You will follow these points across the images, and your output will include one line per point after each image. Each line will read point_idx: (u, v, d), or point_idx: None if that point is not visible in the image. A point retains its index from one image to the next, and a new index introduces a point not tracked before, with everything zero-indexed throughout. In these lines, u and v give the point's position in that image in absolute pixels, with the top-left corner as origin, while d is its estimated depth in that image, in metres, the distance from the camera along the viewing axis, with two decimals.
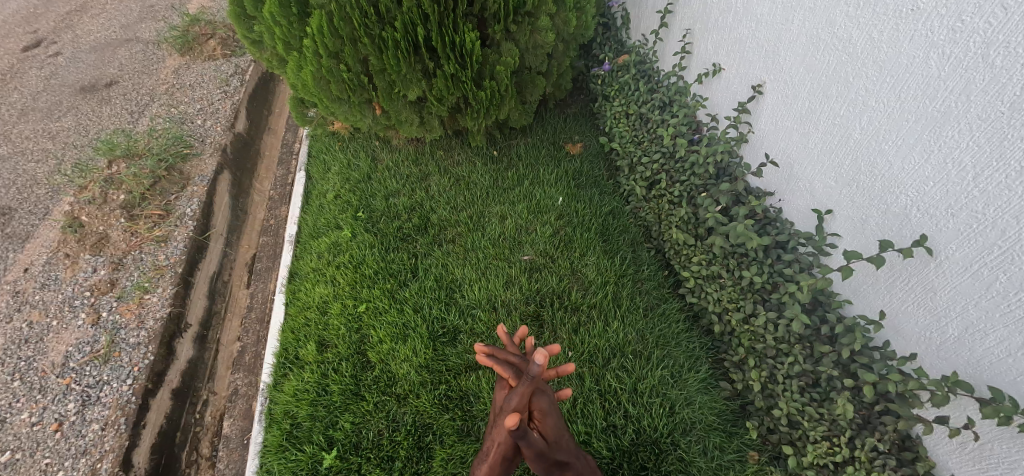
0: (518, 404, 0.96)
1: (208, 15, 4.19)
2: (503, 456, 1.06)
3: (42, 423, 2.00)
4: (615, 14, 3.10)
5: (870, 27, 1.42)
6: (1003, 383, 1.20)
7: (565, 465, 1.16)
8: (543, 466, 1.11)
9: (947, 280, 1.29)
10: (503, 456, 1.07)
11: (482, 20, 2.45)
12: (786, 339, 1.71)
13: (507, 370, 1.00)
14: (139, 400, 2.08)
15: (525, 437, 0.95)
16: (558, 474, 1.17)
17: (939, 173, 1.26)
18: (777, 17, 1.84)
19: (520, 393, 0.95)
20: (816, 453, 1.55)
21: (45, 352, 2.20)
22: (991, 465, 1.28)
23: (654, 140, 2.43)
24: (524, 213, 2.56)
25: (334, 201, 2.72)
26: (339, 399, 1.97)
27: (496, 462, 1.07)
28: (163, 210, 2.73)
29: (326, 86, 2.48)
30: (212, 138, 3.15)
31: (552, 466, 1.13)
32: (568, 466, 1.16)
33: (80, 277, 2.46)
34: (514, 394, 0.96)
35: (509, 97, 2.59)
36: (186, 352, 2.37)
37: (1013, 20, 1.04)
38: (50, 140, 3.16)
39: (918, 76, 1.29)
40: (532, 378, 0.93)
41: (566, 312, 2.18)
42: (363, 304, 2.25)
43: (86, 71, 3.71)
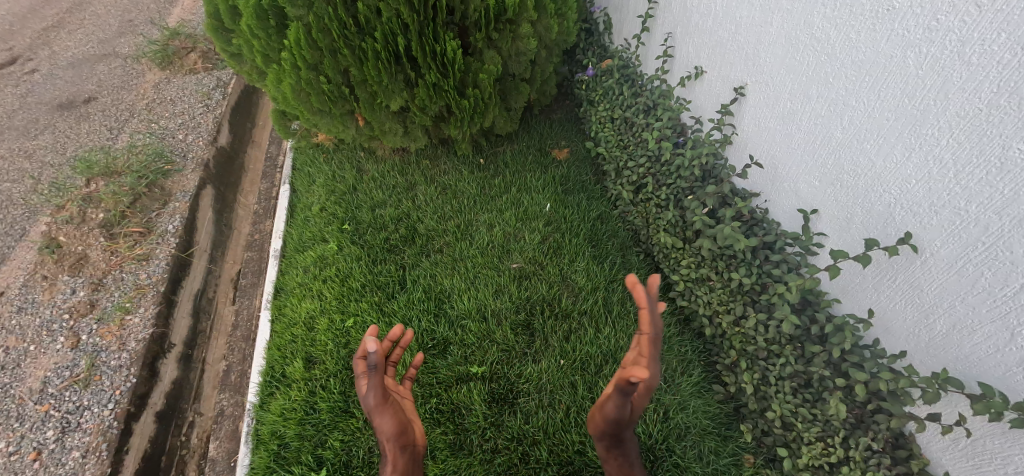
0: (377, 395, 1.32)
1: (188, 28, 4.13)
2: (398, 443, 1.35)
3: (20, 453, 1.92)
4: (596, 19, 3.12)
5: (847, 27, 1.43)
6: (993, 378, 1.20)
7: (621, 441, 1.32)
8: (606, 428, 1.28)
9: (933, 277, 1.29)
10: (401, 447, 1.36)
11: (463, 29, 2.44)
12: (777, 340, 1.70)
13: (648, 329, 1.05)
14: (121, 424, 2.02)
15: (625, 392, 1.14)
16: (607, 448, 1.34)
17: (921, 170, 1.26)
18: (756, 20, 1.85)
19: (375, 385, 1.31)
20: (811, 454, 1.54)
21: (22, 379, 2.13)
22: (984, 461, 1.27)
23: (639, 144, 2.43)
24: (512, 221, 2.54)
25: (319, 213, 2.68)
26: (327, 417, 1.93)
27: (395, 452, 1.35)
28: (144, 228, 2.67)
29: (307, 98, 2.45)
30: (195, 153, 3.10)
31: (610, 437, 1.31)
32: (624, 446, 1.33)
33: (58, 299, 2.38)
34: (371, 389, 1.31)
35: (493, 104, 2.58)
36: (170, 373, 2.31)
37: (988, 18, 1.05)
38: (27, 159, 3.08)
39: (896, 74, 1.29)
40: (376, 367, 1.29)
41: (557, 320, 2.16)
42: (351, 318, 2.21)
43: (63, 88, 3.63)
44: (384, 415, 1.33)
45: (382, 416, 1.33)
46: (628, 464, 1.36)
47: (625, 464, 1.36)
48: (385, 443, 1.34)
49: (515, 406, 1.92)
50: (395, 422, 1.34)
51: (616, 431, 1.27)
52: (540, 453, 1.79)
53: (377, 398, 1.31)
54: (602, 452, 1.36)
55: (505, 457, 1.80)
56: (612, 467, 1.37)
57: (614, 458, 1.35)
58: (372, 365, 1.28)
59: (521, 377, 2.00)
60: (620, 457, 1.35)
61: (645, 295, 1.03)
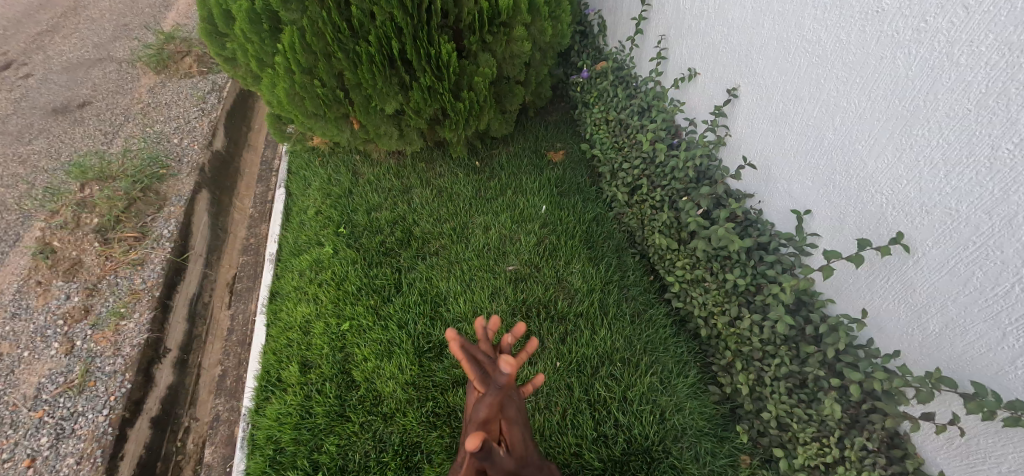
0: (504, 409, 0.96)
1: (183, 32, 4.13)
2: (496, 463, 1.01)
3: (13, 460, 1.91)
4: (590, 21, 3.13)
5: (837, 29, 1.44)
6: (985, 377, 1.20)
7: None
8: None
9: (925, 276, 1.29)
10: (474, 470, 0.89)
11: (457, 32, 2.45)
12: (772, 341, 1.71)
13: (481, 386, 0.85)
14: (116, 430, 2.01)
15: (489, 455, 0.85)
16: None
17: (911, 171, 1.27)
18: (748, 22, 1.86)
19: (510, 397, 0.95)
20: (807, 454, 1.55)
21: (15, 385, 2.11)
22: (977, 461, 1.28)
23: (634, 146, 2.43)
24: (507, 223, 2.54)
25: (314, 217, 2.68)
26: (323, 422, 1.92)
27: (482, 471, 1.00)
28: (139, 233, 2.66)
29: (302, 101, 2.44)
30: (190, 157, 3.09)
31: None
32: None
33: (52, 305, 2.37)
34: (506, 401, 0.96)
35: (488, 107, 2.59)
36: (166, 378, 2.30)
37: (975, 20, 1.06)
38: (20, 165, 3.07)
39: (886, 75, 1.30)
40: (514, 379, 0.94)
41: (553, 322, 2.16)
42: (346, 322, 2.20)
43: (58, 93, 3.62)
44: (515, 427, 1.00)
45: (476, 433, 0.88)
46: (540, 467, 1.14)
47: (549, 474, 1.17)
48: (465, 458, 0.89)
49: None
50: (481, 457, 0.86)
51: (519, 470, 1.03)
52: None
53: (510, 411, 0.97)
54: None
55: None
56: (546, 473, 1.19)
57: None
58: (510, 376, 0.92)
59: (517, 380, 1.99)
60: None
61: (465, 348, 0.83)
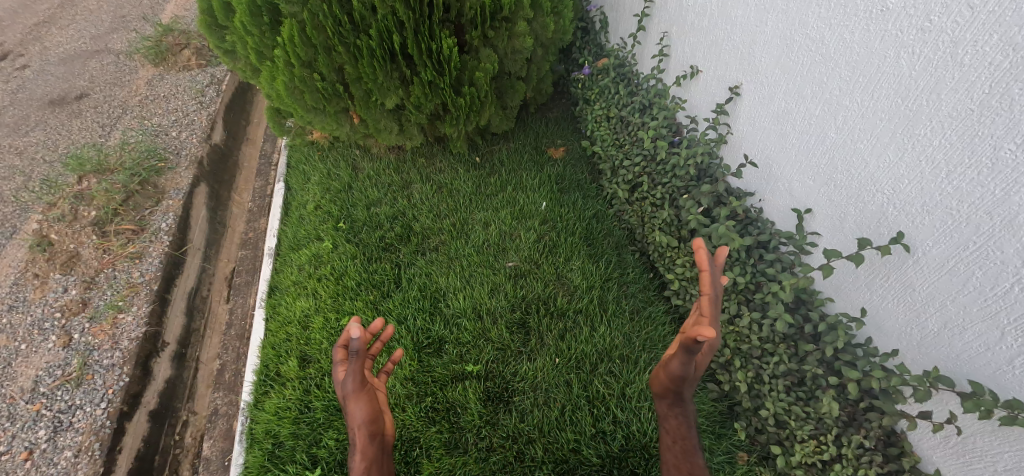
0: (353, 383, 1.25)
1: (182, 24, 4.10)
2: (370, 434, 1.26)
3: (10, 453, 1.91)
4: (592, 18, 3.12)
5: (841, 28, 1.43)
6: (983, 376, 1.21)
7: (682, 403, 1.17)
8: (665, 386, 1.16)
9: (925, 276, 1.30)
10: (372, 435, 1.27)
11: (459, 26, 2.44)
12: (771, 339, 1.71)
13: (709, 288, 1.03)
14: (114, 424, 2.01)
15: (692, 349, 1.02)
16: (668, 406, 1.19)
17: (913, 171, 1.27)
18: (751, 20, 1.86)
19: (354, 367, 1.24)
20: (804, 452, 1.56)
21: (12, 378, 2.10)
22: (973, 459, 1.29)
23: (635, 143, 2.43)
24: (507, 219, 2.54)
25: (313, 211, 2.67)
26: (322, 416, 1.93)
27: (365, 443, 1.25)
28: (137, 226, 2.65)
29: (302, 95, 2.43)
30: (188, 150, 3.07)
31: (671, 394, 1.16)
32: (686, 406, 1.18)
33: (49, 298, 2.36)
34: (349, 375, 1.24)
35: (489, 103, 2.58)
36: (164, 372, 2.29)
37: (980, 20, 1.06)
38: (17, 156, 3.05)
39: (889, 75, 1.30)
40: (357, 353, 1.22)
41: (552, 318, 2.16)
42: (345, 317, 2.20)
43: (55, 84, 3.59)
44: (359, 401, 1.26)
45: (355, 405, 1.26)
46: (687, 426, 1.18)
47: (683, 425, 1.18)
48: (355, 432, 1.25)
49: (510, 404, 1.93)
50: (368, 410, 1.26)
51: (681, 389, 1.14)
52: (535, 451, 1.80)
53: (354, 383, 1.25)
54: (663, 412, 1.21)
55: (500, 455, 1.81)
56: (670, 428, 1.20)
57: (674, 417, 1.19)
58: (355, 349, 1.21)
59: (516, 375, 2.00)
60: (678, 418, 1.18)
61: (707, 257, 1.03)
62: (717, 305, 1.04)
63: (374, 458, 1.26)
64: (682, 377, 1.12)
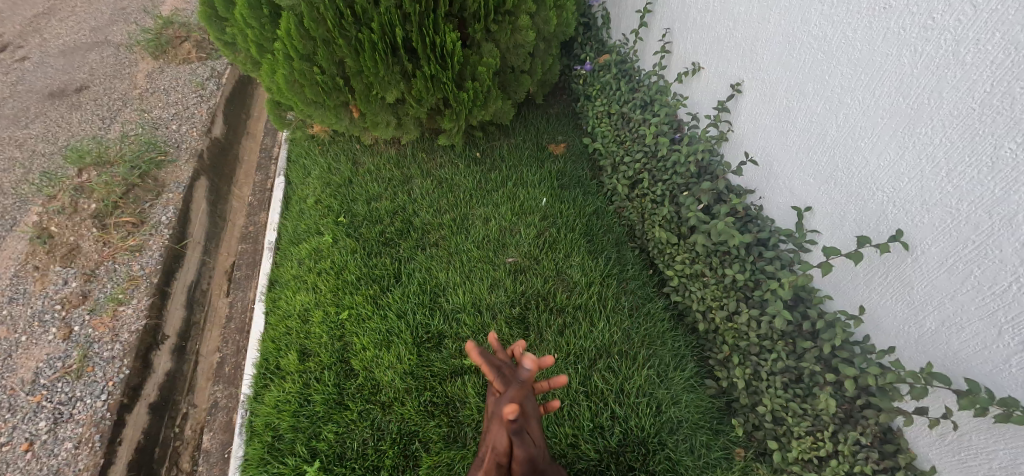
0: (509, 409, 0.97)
1: (182, 17, 4.07)
2: (497, 463, 1.07)
3: (11, 443, 1.92)
4: (595, 13, 3.11)
5: (843, 25, 1.43)
6: (979, 374, 1.21)
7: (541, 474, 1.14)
8: (539, 470, 1.17)
9: (923, 275, 1.30)
10: (497, 462, 1.08)
11: (462, 20, 2.43)
12: (769, 336, 1.72)
13: (514, 385, 0.98)
14: (114, 415, 2.02)
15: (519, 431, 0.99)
16: None
17: (913, 168, 1.27)
18: (754, 16, 1.85)
19: (510, 397, 0.97)
20: (801, 448, 1.57)
21: (13, 370, 2.11)
22: (969, 456, 1.30)
23: (636, 140, 2.43)
24: (507, 215, 2.54)
25: (314, 206, 2.67)
26: (321, 409, 1.94)
27: (491, 467, 1.09)
28: (138, 219, 2.65)
29: (301, 88, 2.43)
30: (188, 143, 3.07)
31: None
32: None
33: (49, 290, 2.36)
34: (503, 400, 0.97)
35: (490, 98, 2.57)
36: (164, 365, 2.30)
37: (983, 18, 1.06)
38: (17, 148, 3.04)
39: (891, 73, 1.30)
40: (521, 382, 0.98)
41: (552, 314, 2.17)
42: (345, 311, 2.21)
43: (55, 76, 3.58)
44: (501, 428, 1.03)
45: (499, 429, 1.04)
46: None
47: None
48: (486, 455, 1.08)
49: None
50: (508, 439, 1.03)
51: (544, 470, 1.18)
52: None
53: (506, 412, 0.97)
54: None
55: None
56: None
57: None
58: (519, 379, 0.97)
59: None
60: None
61: (517, 353, 0.99)
62: (528, 392, 1.04)
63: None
64: (541, 455, 1.14)
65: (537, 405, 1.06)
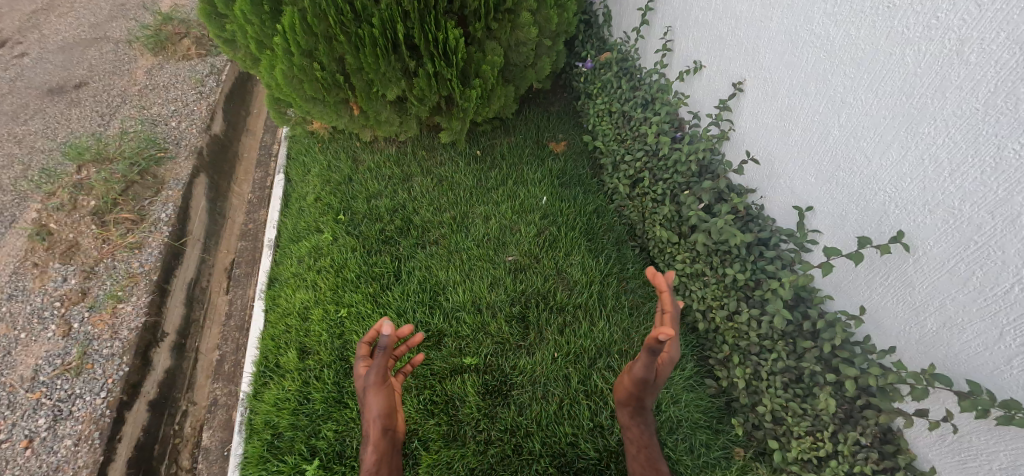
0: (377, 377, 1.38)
1: (181, 13, 4.05)
2: (383, 428, 1.39)
3: (11, 440, 1.92)
4: (596, 11, 3.09)
5: (847, 24, 1.42)
6: (980, 375, 1.21)
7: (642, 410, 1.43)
8: (632, 392, 1.39)
9: (925, 275, 1.30)
10: (384, 430, 1.39)
11: (462, 17, 2.41)
12: (770, 336, 1.72)
13: (669, 308, 1.24)
14: (114, 413, 2.02)
15: (654, 354, 1.24)
16: (630, 413, 1.45)
17: (916, 169, 1.27)
18: (756, 14, 1.84)
19: (379, 364, 1.36)
20: (800, 448, 1.57)
21: (12, 366, 2.11)
22: (969, 457, 1.29)
23: (637, 139, 2.42)
24: (507, 213, 2.54)
25: (314, 203, 2.66)
26: (321, 407, 1.94)
27: (379, 436, 1.38)
28: (137, 216, 2.64)
29: (300, 85, 2.42)
30: (188, 140, 3.06)
31: (634, 401, 1.41)
32: (645, 415, 1.43)
33: (48, 287, 2.36)
34: (375, 369, 1.37)
35: (490, 96, 2.57)
36: (164, 362, 2.30)
37: (988, 17, 1.05)
38: (16, 144, 3.03)
39: (894, 72, 1.29)
40: (385, 349, 1.33)
41: (552, 312, 2.17)
42: (345, 309, 2.21)
43: (54, 73, 3.56)
44: (378, 395, 1.38)
45: (376, 397, 1.38)
46: (647, 432, 1.45)
47: (644, 433, 1.45)
48: (371, 424, 1.38)
49: (508, 398, 1.93)
50: (385, 403, 1.39)
51: (641, 397, 1.39)
52: (533, 444, 1.82)
53: (376, 378, 1.37)
54: (625, 420, 1.47)
55: (498, 448, 1.82)
56: (633, 435, 1.46)
57: (636, 426, 1.45)
58: (383, 347, 1.33)
59: (514, 369, 2.01)
60: (641, 425, 1.44)
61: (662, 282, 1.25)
62: (676, 321, 1.26)
63: (387, 451, 1.40)
64: (643, 380, 1.33)
65: (679, 354, 1.28)
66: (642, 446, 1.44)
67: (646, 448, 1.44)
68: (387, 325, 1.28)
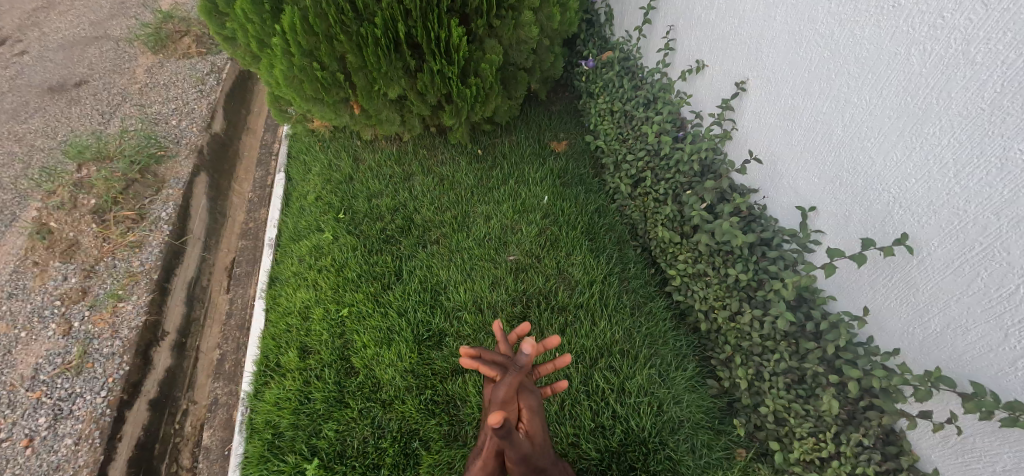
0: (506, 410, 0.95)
1: (181, 11, 4.04)
2: (513, 472, 1.02)
3: (11, 439, 1.92)
4: (597, 10, 3.08)
5: (851, 24, 1.41)
6: (985, 377, 1.20)
7: (543, 472, 1.09)
8: (522, 473, 1.03)
9: (930, 276, 1.29)
10: (504, 470, 1.03)
11: (463, 15, 2.40)
12: (772, 336, 1.71)
13: (501, 370, 0.94)
14: (114, 412, 2.01)
15: (512, 437, 0.89)
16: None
17: (921, 169, 1.26)
18: (759, 14, 1.83)
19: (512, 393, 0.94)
20: (802, 449, 1.56)
21: (12, 365, 2.11)
22: (973, 459, 1.29)
23: (639, 138, 2.41)
24: (508, 213, 2.53)
25: (314, 202, 2.66)
26: (322, 407, 1.93)
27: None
28: (137, 214, 2.64)
29: (301, 85, 2.41)
30: (188, 139, 3.05)
31: (532, 475, 1.05)
32: (548, 474, 1.10)
33: (49, 286, 2.36)
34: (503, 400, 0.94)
35: (491, 95, 2.55)
36: (164, 361, 2.29)
37: (994, 17, 1.04)
38: (17, 142, 3.03)
39: (899, 72, 1.28)
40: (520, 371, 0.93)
41: (553, 312, 2.16)
42: (345, 309, 2.20)
43: (54, 71, 3.56)
44: (505, 434, 0.98)
45: (494, 435, 0.98)
46: (559, 470, 1.19)
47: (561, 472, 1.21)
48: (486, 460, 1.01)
49: None
50: (531, 438, 1.00)
51: (534, 466, 1.03)
52: None
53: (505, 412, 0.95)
54: None
55: None
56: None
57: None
58: (518, 367, 0.92)
59: None
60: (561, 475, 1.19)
61: (499, 337, 0.95)
62: (520, 374, 0.95)
63: None
64: (523, 457, 0.97)
65: (537, 396, 1.01)
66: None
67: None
68: (527, 335, 0.88)
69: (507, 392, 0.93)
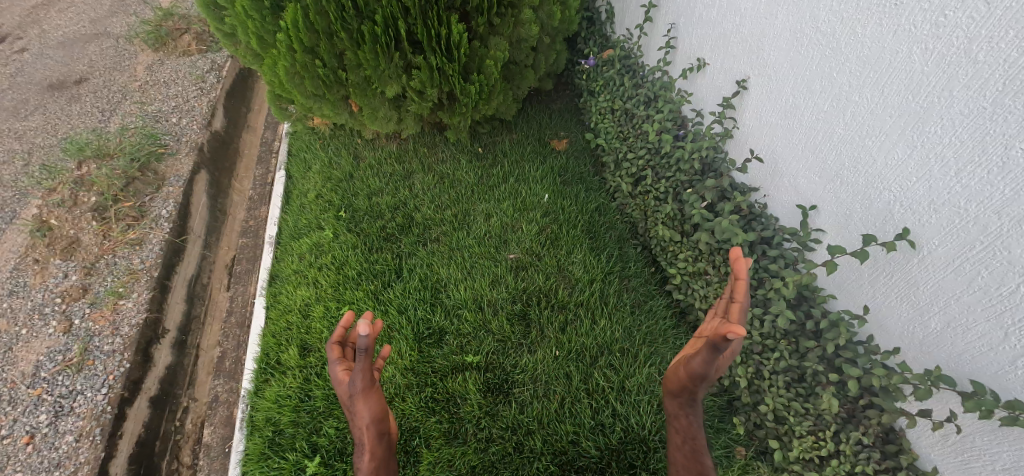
0: (363, 383, 1.28)
1: (182, 9, 4.03)
2: (377, 433, 1.35)
3: (12, 436, 1.92)
4: (598, 8, 3.07)
5: (854, 22, 1.41)
6: (985, 376, 1.20)
7: (696, 408, 1.19)
8: (682, 382, 1.16)
9: (931, 274, 1.29)
10: (377, 434, 1.36)
11: (464, 13, 2.40)
12: (772, 335, 1.71)
13: (741, 294, 1.09)
14: (115, 409, 2.01)
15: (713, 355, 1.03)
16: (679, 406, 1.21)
17: (922, 168, 1.26)
18: (760, 12, 1.83)
19: (363, 369, 1.26)
20: (802, 448, 1.57)
21: (13, 362, 2.11)
22: (973, 457, 1.29)
23: (639, 136, 2.41)
24: (509, 211, 2.53)
25: (314, 200, 2.66)
26: (322, 405, 1.94)
27: (373, 440, 1.35)
28: (138, 212, 2.64)
29: (302, 81, 2.41)
30: (188, 136, 3.05)
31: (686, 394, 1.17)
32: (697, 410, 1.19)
33: (49, 284, 2.36)
34: (359, 375, 1.26)
35: (491, 93, 2.55)
36: (165, 358, 2.30)
37: (997, 15, 1.03)
38: (17, 140, 3.03)
39: (901, 71, 1.28)
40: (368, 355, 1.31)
41: (553, 310, 2.16)
42: (346, 306, 2.20)
43: (55, 68, 3.55)
44: (368, 402, 1.31)
45: (365, 404, 1.31)
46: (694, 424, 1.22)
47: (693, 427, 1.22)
48: (363, 430, 1.33)
49: (509, 396, 1.93)
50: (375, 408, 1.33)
51: (695, 389, 1.14)
52: (533, 443, 1.81)
53: (365, 386, 1.29)
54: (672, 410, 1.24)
55: (499, 446, 1.82)
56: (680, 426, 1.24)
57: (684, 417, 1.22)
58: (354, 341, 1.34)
59: (515, 367, 2.00)
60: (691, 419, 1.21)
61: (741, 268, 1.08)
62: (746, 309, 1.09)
63: (382, 453, 1.39)
64: (702, 376, 1.09)
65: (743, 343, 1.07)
66: (689, 438, 1.23)
67: (693, 439, 1.22)
68: (349, 316, 1.34)
69: (733, 308, 1.09)
